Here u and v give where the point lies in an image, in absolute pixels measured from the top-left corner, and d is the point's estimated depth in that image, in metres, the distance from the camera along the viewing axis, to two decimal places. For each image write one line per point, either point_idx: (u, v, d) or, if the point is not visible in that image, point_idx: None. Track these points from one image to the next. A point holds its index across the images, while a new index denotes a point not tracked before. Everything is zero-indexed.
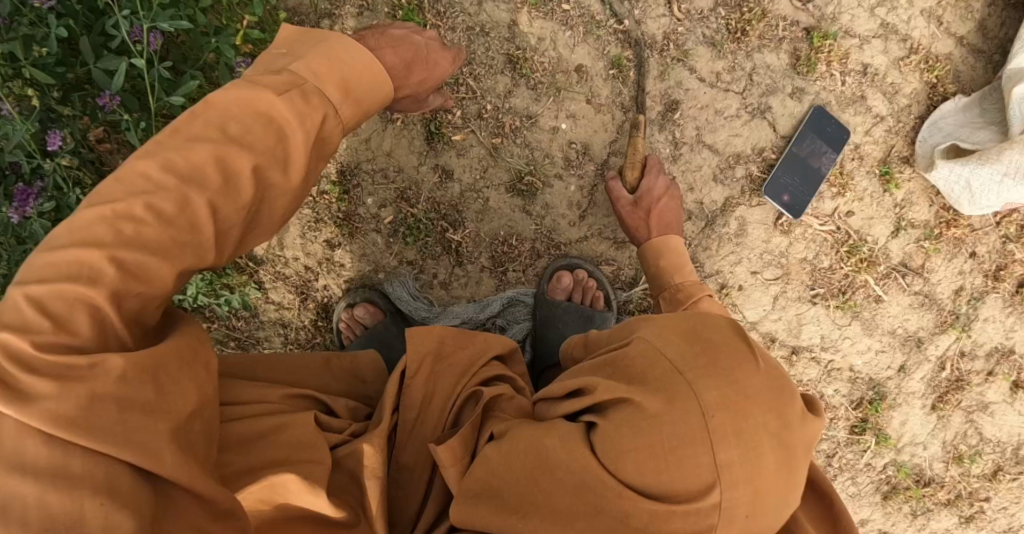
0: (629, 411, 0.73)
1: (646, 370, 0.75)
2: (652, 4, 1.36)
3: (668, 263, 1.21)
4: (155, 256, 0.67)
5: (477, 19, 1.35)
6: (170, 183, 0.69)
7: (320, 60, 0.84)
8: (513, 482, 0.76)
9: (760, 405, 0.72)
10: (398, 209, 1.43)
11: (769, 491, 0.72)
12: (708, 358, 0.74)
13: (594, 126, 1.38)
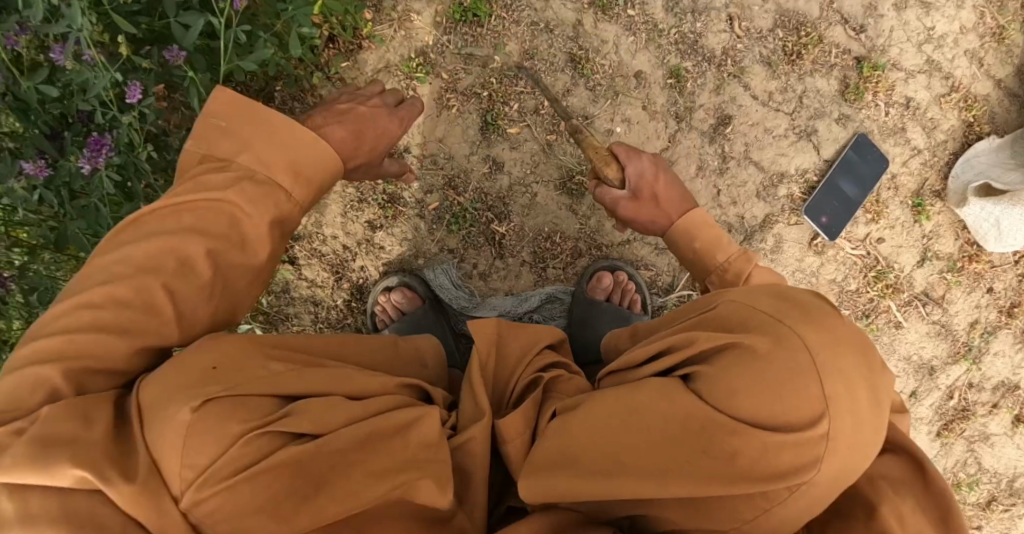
0: (736, 354, 0.78)
1: (744, 322, 0.81)
2: (714, 19, 1.38)
3: (703, 243, 1.07)
4: (109, 333, 0.76)
5: (543, 15, 1.37)
6: (127, 273, 0.78)
7: (266, 149, 0.87)
8: (617, 439, 0.80)
9: (855, 347, 0.78)
10: (444, 197, 1.43)
11: (869, 426, 0.76)
12: (801, 309, 0.81)
13: (646, 133, 1.40)
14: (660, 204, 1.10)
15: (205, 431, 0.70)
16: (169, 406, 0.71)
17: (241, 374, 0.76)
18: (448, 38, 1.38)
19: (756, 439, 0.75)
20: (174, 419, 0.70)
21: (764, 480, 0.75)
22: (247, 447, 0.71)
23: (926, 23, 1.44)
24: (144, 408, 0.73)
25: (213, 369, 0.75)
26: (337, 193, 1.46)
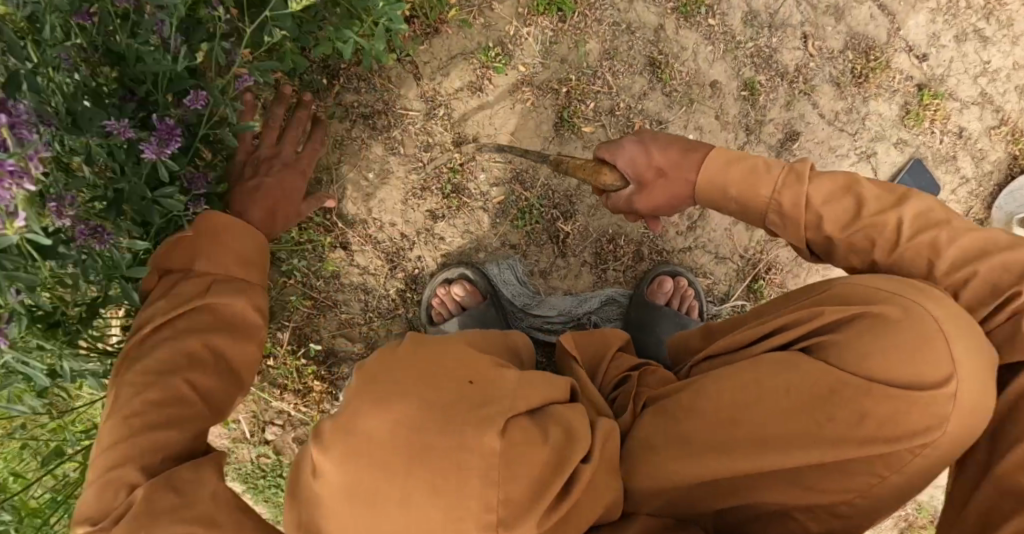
0: (863, 325, 0.83)
1: (862, 296, 0.86)
2: (790, 35, 1.40)
3: (739, 193, 1.00)
4: (161, 428, 0.82)
5: (625, 16, 1.36)
6: (150, 380, 0.84)
7: (214, 250, 0.91)
8: (749, 413, 0.84)
9: (968, 316, 0.83)
10: (511, 191, 1.42)
11: (989, 388, 0.81)
12: (914, 283, 0.86)
13: (717, 142, 1.41)
14: (671, 174, 1.03)
15: (514, 459, 0.71)
16: (466, 431, 0.70)
17: (500, 391, 0.76)
18: (529, 30, 1.37)
19: (881, 402, 0.80)
20: (478, 444, 0.70)
21: (890, 441, 0.80)
22: (557, 473, 0.73)
23: (982, 57, 1.47)
24: (406, 427, 0.70)
25: (473, 384, 0.76)
26: (399, 179, 1.43)
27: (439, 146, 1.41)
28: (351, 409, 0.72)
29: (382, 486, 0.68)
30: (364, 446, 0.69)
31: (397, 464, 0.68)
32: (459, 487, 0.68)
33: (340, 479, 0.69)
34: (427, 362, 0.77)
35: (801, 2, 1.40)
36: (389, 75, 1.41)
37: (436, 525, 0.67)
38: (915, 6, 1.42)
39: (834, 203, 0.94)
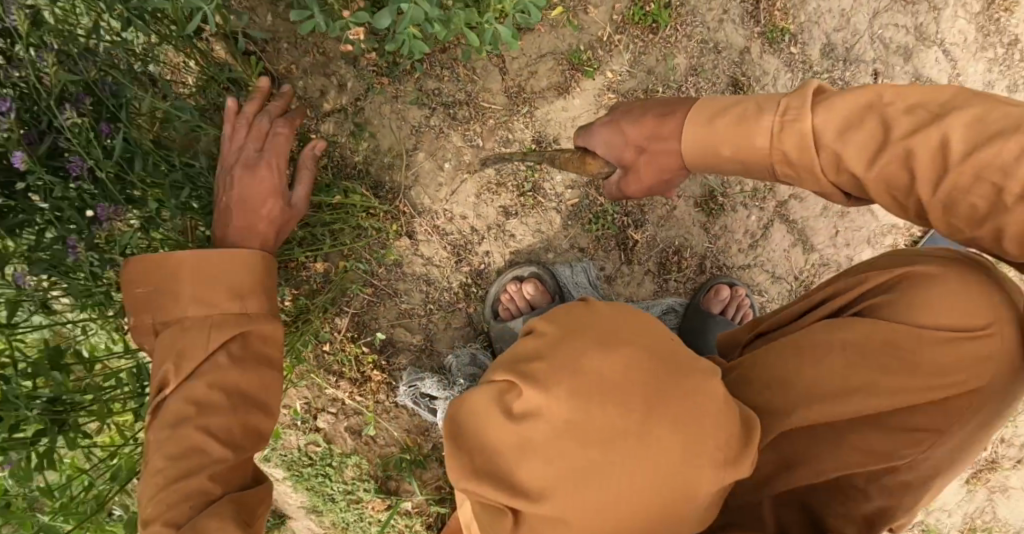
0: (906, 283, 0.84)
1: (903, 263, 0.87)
2: (862, 71, 1.46)
3: (734, 150, 0.86)
4: (186, 476, 0.75)
5: (714, 35, 1.40)
6: (163, 431, 0.77)
7: (201, 284, 0.83)
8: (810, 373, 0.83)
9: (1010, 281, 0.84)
10: (586, 194, 1.43)
11: None
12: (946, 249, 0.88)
13: None
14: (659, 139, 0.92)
15: (731, 407, 0.73)
16: (691, 375, 0.71)
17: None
18: (620, 38, 1.38)
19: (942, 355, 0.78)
20: (708, 389, 0.71)
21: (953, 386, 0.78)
22: (755, 429, 0.75)
23: None
24: (633, 367, 0.69)
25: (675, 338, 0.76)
26: (474, 172, 1.42)
27: (518, 143, 1.42)
28: (566, 348, 0.71)
29: (617, 425, 0.67)
30: (598, 387, 0.68)
31: (631, 404, 0.68)
32: (691, 429, 0.69)
33: (567, 417, 0.67)
34: (626, 315, 0.76)
35: (876, 40, 1.45)
36: (474, 66, 1.39)
37: (672, 464, 0.68)
38: (976, 55, 1.50)
39: (856, 140, 0.76)
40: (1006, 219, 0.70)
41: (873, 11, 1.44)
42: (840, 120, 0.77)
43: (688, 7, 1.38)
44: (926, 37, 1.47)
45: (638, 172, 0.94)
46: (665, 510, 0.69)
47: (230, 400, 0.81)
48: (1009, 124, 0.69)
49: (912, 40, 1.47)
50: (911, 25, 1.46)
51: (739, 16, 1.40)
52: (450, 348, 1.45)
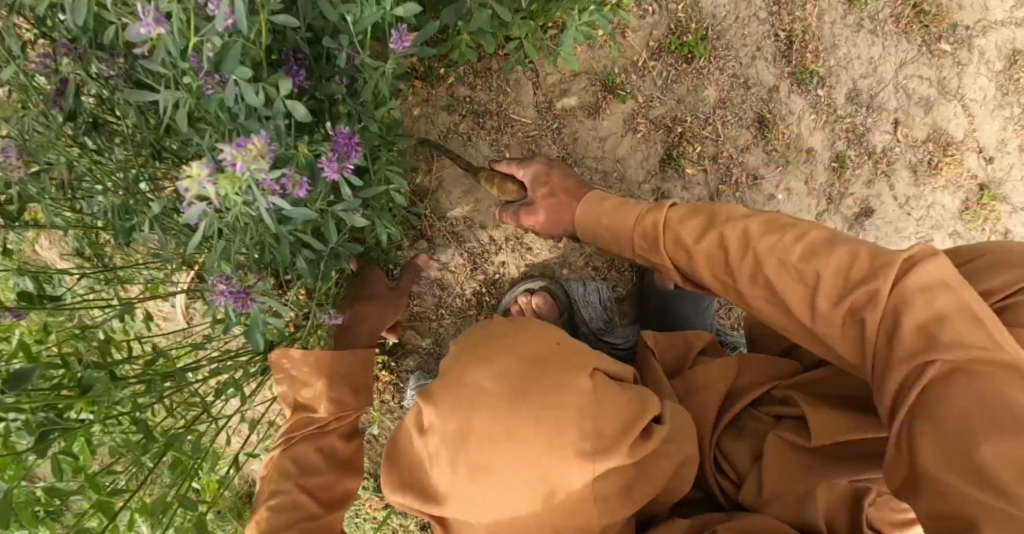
0: None
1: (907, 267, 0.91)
2: (883, 119, 1.49)
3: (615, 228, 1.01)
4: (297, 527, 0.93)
5: (744, 71, 1.42)
6: (289, 487, 0.95)
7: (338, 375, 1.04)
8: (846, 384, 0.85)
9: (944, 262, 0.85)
10: None
11: None
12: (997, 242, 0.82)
13: (800, 206, 1.48)
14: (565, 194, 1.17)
15: (604, 399, 0.77)
16: (560, 374, 0.77)
17: (583, 353, 0.82)
18: (655, 64, 1.40)
19: None
20: (573, 385, 0.76)
21: None
22: (636, 417, 0.77)
23: None
24: (503, 377, 0.76)
25: (560, 344, 0.83)
26: None
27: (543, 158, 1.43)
28: (453, 370, 0.80)
29: (486, 430, 0.74)
30: (470, 396, 0.76)
31: (498, 407, 0.74)
32: (554, 422, 0.74)
33: (446, 428, 0.75)
34: (520, 332, 0.84)
35: (900, 90, 1.49)
36: (508, 78, 1.40)
37: (540, 454, 0.73)
38: (993, 112, 1.53)
39: (681, 227, 0.90)
40: (818, 321, 0.73)
41: (899, 61, 1.48)
42: (689, 208, 0.92)
43: (723, 42, 1.41)
44: (948, 91, 1.51)
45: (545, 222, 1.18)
46: (550, 500, 0.73)
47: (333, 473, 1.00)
48: (794, 229, 0.79)
49: (934, 92, 1.50)
50: (935, 78, 1.50)
51: (771, 55, 1.43)
52: None
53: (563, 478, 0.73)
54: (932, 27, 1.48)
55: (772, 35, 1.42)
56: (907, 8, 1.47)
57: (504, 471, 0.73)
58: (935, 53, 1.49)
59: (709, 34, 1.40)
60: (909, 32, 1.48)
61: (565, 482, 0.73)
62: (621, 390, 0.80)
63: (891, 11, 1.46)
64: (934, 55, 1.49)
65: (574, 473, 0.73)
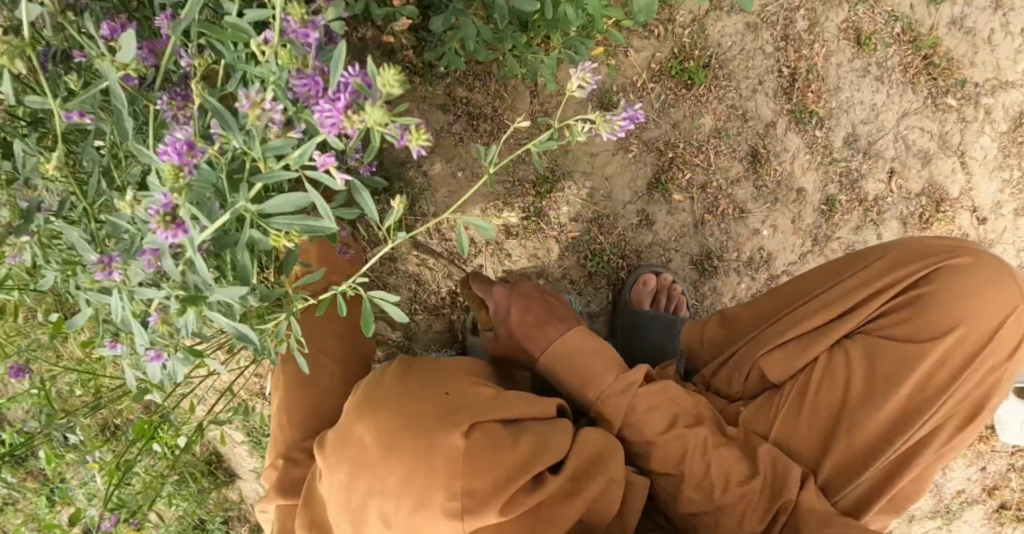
0: (839, 295, 1.08)
1: (828, 278, 1.11)
2: (878, 167, 1.48)
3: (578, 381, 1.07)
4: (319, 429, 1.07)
5: (744, 103, 1.41)
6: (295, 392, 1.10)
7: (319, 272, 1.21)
8: (824, 413, 1.05)
9: (860, 277, 1.08)
10: (588, 230, 1.45)
11: (962, 295, 1.02)
12: (892, 257, 1.07)
13: (785, 244, 1.47)
14: (532, 331, 1.10)
15: (475, 458, 0.86)
16: (434, 434, 0.86)
17: (470, 403, 0.92)
18: (654, 86, 1.40)
19: (908, 365, 1.01)
20: (443, 445, 0.85)
21: (921, 379, 1.02)
22: (508, 484, 0.86)
23: None
24: (380, 435, 0.86)
25: (448, 395, 0.93)
26: (485, 186, 1.44)
27: (533, 167, 1.43)
28: (346, 422, 0.91)
29: (364, 485, 0.85)
30: (356, 451, 0.87)
31: (375, 467, 0.85)
32: (423, 481, 0.83)
33: (338, 484, 0.87)
34: (415, 377, 0.96)
35: (899, 139, 1.47)
36: (506, 84, 1.41)
37: (408, 513, 0.83)
38: (992, 173, 1.52)
39: (649, 421, 1.02)
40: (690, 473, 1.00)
41: (902, 111, 1.47)
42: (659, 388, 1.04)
43: (726, 72, 1.40)
44: (948, 146, 1.49)
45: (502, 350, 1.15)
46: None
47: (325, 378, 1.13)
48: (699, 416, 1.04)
49: (934, 146, 1.49)
50: (936, 132, 1.49)
51: (772, 90, 1.42)
52: (426, 350, 1.49)
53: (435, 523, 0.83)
54: (940, 80, 1.47)
55: (775, 70, 1.41)
56: (917, 58, 1.45)
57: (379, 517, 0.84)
58: (940, 106, 1.48)
59: (712, 61, 1.39)
60: (916, 83, 1.46)
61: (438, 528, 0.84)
62: (507, 446, 0.90)
63: (900, 59, 1.45)
64: (939, 108, 1.48)
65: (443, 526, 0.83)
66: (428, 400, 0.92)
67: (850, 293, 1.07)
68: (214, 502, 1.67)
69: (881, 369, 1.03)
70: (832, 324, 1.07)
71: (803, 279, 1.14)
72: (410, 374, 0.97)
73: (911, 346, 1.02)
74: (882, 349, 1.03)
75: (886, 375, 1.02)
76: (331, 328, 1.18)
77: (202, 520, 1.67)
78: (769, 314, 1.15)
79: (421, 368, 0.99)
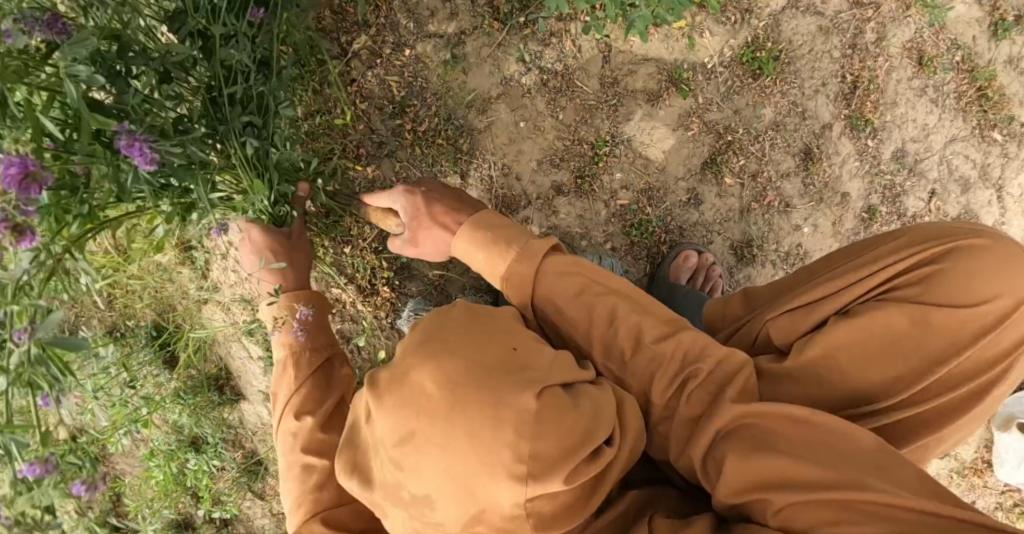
0: (854, 264, 1.02)
1: (846, 253, 1.05)
2: (920, 186, 1.52)
3: (486, 255, 1.04)
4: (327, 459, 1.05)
5: (805, 102, 1.46)
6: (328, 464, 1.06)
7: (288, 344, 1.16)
8: (827, 374, 0.96)
9: (877, 250, 1.02)
10: (637, 199, 1.47)
11: (982, 275, 0.96)
12: (912, 235, 1.02)
13: (823, 244, 1.51)
14: (430, 229, 1.14)
15: (545, 419, 0.78)
16: (503, 389, 0.78)
17: (539, 364, 0.83)
18: (723, 71, 1.44)
19: (916, 332, 0.95)
20: (514, 402, 0.77)
21: (927, 346, 0.94)
22: (577, 453, 0.78)
23: None
24: (444, 383, 0.78)
25: (515, 351, 0.83)
26: (545, 140, 1.46)
27: (594, 129, 1.46)
28: (402, 362, 0.83)
29: (422, 437, 0.78)
30: (416, 401, 0.79)
31: (437, 416, 0.78)
32: (491, 438, 0.76)
33: (388, 428, 0.80)
34: (481, 324, 0.86)
35: (944, 162, 1.53)
36: (581, 44, 1.44)
37: (473, 468, 0.76)
38: None
39: (560, 288, 0.98)
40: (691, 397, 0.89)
41: (951, 135, 1.52)
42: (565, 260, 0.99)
43: (793, 68, 1.45)
44: (987, 178, 1.55)
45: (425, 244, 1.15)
46: (485, 517, 0.78)
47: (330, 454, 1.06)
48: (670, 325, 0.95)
49: (975, 175, 1.54)
50: (979, 162, 1.54)
51: (833, 94, 1.47)
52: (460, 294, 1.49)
53: (501, 487, 0.76)
54: (990, 113, 1.53)
55: (839, 75, 1.47)
56: (972, 88, 1.51)
57: (435, 473, 0.77)
58: (986, 138, 1.54)
59: (782, 57, 1.44)
60: (967, 112, 1.52)
61: (502, 492, 0.76)
62: (572, 411, 0.80)
63: (955, 86, 1.51)
64: (985, 140, 1.54)
65: (510, 491, 0.76)
66: (490, 348, 0.83)
67: (867, 262, 1.00)
68: (214, 423, 1.58)
69: (890, 332, 0.95)
70: (834, 294, 1.00)
71: (823, 258, 1.08)
72: (457, 318, 0.87)
73: (924, 314, 0.95)
74: (894, 315, 0.95)
75: (895, 340, 0.95)
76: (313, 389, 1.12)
77: (200, 438, 1.58)
78: (784, 290, 1.09)
79: (471, 311, 0.88)
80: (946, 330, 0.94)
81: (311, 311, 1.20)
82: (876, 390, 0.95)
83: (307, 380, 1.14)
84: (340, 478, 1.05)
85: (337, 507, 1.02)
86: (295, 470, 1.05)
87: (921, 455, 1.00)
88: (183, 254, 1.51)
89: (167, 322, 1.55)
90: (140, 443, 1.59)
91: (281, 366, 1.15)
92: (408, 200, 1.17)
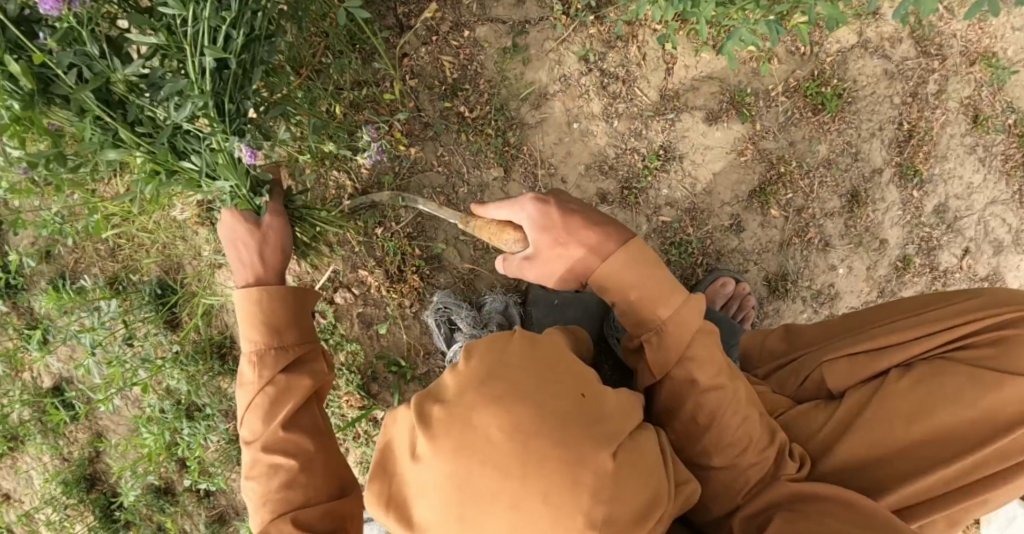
0: (917, 319, 1.02)
1: (908, 308, 1.05)
2: (953, 243, 1.53)
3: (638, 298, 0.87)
4: (297, 461, 0.93)
5: (858, 143, 1.45)
6: (295, 458, 0.94)
7: (266, 357, 0.98)
8: (893, 428, 0.94)
9: (942, 309, 1.02)
10: (679, 219, 1.44)
11: None
12: (985, 297, 1.01)
13: (854, 287, 1.50)
14: (567, 247, 0.89)
15: (623, 480, 0.72)
16: (582, 446, 0.71)
17: (608, 412, 0.76)
18: (785, 100, 1.42)
19: (985, 392, 0.93)
20: (593, 461, 0.70)
21: (997, 407, 0.93)
22: (645, 517, 0.73)
23: None
24: (514, 433, 0.70)
25: (585, 397, 0.75)
26: (596, 145, 1.42)
27: (647, 141, 1.42)
28: (462, 398, 0.72)
29: (486, 490, 0.69)
30: (480, 448, 0.70)
31: (503, 468, 0.70)
32: (564, 499, 0.69)
33: (443, 474, 0.70)
34: (545, 358, 0.76)
35: (982, 223, 1.53)
36: (646, 53, 1.40)
37: (539, 529, 0.69)
38: None
39: (703, 366, 0.88)
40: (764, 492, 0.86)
41: (992, 197, 1.52)
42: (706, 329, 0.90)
43: (853, 108, 1.44)
44: (1020, 243, 1.55)
45: (564, 276, 0.91)
46: None
47: (299, 460, 0.94)
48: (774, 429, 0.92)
49: (1008, 239, 1.55)
50: (1015, 226, 1.54)
51: (888, 139, 1.46)
52: (488, 291, 1.44)
53: None
54: None
55: (896, 122, 1.45)
56: (1020, 152, 1.51)
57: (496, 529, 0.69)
58: None
59: (844, 95, 1.43)
60: (1010, 175, 1.52)
61: None
62: (644, 470, 0.74)
63: (1004, 148, 1.50)
64: None
65: None
66: (561, 389, 0.74)
67: (934, 321, 1.00)
68: (211, 392, 1.49)
69: (955, 388, 0.94)
70: (906, 344, 1.00)
71: (882, 312, 1.08)
72: (519, 350, 0.76)
73: (990, 373, 0.93)
74: (956, 371, 0.95)
75: (963, 397, 0.93)
76: (289, 411, 0.96)
77: (195, 406, 1.49)
78: (831, 332, 1.10)
79: (532, 342, 0.78)
80: (1017, 393, 0.92)
81: (283, 321, 1.01)
82: (938, 445, 0.93)
83: (275, 380, 0.97)
84: (313, 478, 0.94)
85: (305, 506, 0.91)
86: (262, 468, 0.93)
87: (960, 516, 0.96)
88: (206, 214, 1.43)
89: (174, 281, 1.47)
90: (130, 401, 1.51)
91: (247, 364, 0.98)
92: (541, 210, 0.90)
